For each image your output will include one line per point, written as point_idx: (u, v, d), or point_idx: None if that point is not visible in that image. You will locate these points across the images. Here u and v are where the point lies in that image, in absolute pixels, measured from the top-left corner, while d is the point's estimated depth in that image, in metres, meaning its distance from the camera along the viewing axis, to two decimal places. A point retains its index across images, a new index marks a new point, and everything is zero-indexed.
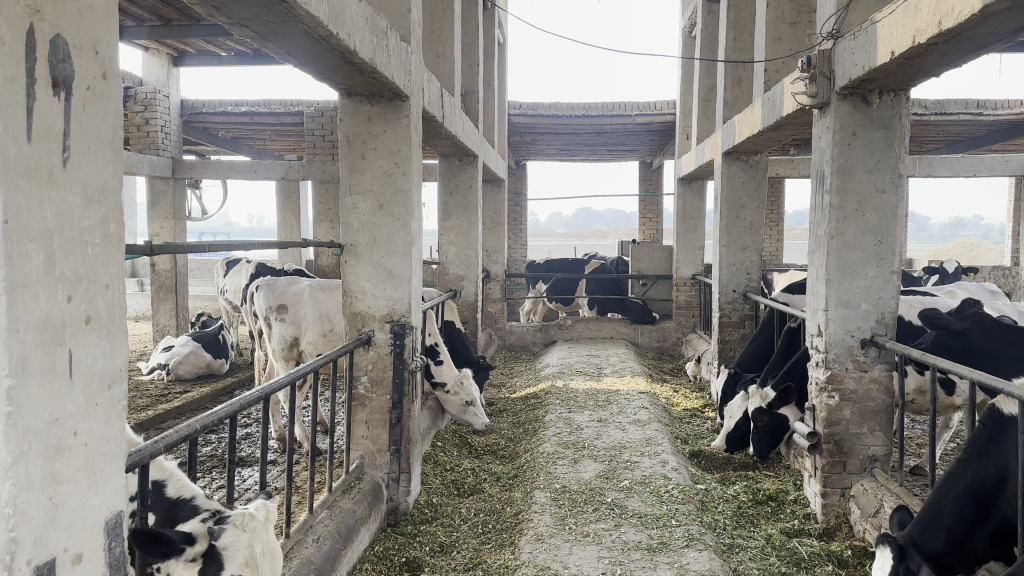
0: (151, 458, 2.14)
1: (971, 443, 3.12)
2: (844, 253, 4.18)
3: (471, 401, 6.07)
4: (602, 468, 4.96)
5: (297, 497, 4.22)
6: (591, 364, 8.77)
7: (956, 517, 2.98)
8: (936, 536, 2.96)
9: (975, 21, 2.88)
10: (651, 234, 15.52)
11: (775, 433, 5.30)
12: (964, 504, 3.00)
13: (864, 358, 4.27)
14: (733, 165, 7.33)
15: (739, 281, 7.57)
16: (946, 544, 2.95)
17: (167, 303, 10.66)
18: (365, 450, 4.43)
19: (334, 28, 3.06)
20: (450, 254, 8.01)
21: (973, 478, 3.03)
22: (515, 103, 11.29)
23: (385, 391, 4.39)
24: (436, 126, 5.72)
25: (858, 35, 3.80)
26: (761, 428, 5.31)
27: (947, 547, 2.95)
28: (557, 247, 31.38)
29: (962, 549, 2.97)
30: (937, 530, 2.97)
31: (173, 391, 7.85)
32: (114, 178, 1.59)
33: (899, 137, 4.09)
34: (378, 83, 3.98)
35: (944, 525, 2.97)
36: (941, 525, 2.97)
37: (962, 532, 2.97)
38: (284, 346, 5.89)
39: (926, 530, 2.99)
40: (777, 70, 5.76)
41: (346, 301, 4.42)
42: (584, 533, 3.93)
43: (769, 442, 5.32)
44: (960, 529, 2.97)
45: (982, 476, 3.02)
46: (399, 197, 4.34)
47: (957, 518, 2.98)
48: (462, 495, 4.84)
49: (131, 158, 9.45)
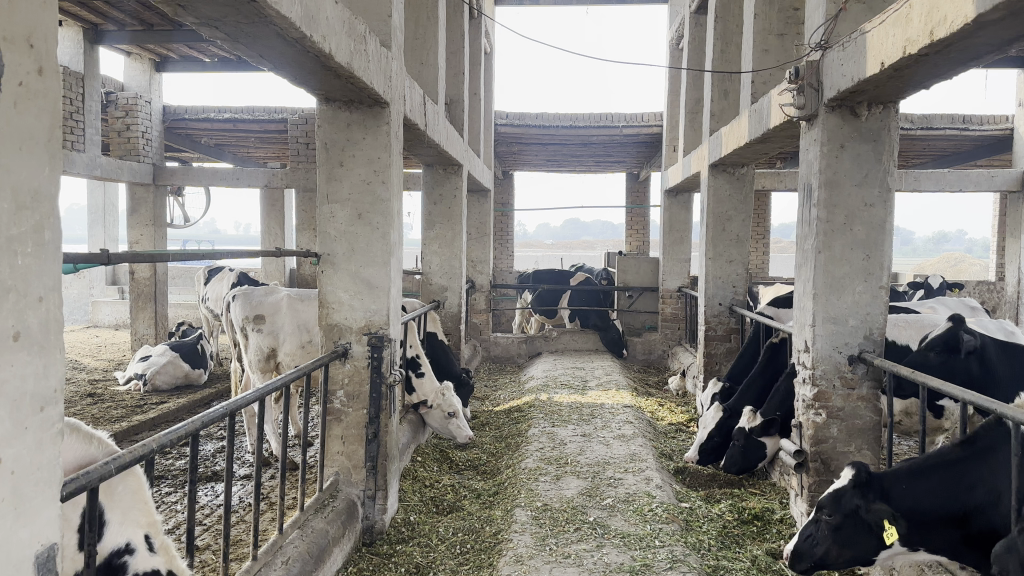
0: (100, 482, 2.00)
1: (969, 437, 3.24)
2: (832, 267, 4.10)
3: (453, 413, 5.90)
4: (585, 484, 4.85)
5: (269, 514, 4.07)
6: (576, 376, 8.67)
7: (922, 490, 3.26)
8: (899, 491, 3.30)
9: (967, 31, 2.80)
10: (637, 245, 15.46)
11: (747, 454, 5.30)
12: (942, 490, 3.22)
13: (852, 375, 4.18)
14: (719, 177, 7.27)
15: (725, 294, 7.48)
16: (904, 505, 3.28)
17: (145, 311, 10.47)
18: (340, 467, 4.30)
19: (308, 31, 2.95)
20: (434, 264, 7.87)
21: (961, 473, 3.18)
22: (501, 113, 11.22)
23: (361, 405, 4.26)
24: (419, 134, 5.62)
25: (847, 46, 3.73)
26: (736, 447, 5.32)
27: (903, 508, 3.28)
28: (544, 258, 31.29)
29: (916, 521, 3.26)
30: (904, 487, 3.29)
31: (148, 402, 7.66)
32: (48, 182, 1.47)
33: (888, 150, 4.02)
34: (357, 89, 3.87)
35: (912, 485, 3.28)
36: (910, 486, 3.28)
37: (923, 507, 3.24)
38: (261, 357, 5.74)
39: (895, 482, 3.33)
40: (764, 81, 5.68)
41: (323, 313, 4.28)
42: (564, 554, 3.80)
43: (740, 462, 5.33)
44: (921, 504, 3.25)
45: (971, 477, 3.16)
46: (378, 206, 4.22)
47: (924, 491, 3.25)
48: (440, 513, 4.70)
49: (111, 165, 9.28)
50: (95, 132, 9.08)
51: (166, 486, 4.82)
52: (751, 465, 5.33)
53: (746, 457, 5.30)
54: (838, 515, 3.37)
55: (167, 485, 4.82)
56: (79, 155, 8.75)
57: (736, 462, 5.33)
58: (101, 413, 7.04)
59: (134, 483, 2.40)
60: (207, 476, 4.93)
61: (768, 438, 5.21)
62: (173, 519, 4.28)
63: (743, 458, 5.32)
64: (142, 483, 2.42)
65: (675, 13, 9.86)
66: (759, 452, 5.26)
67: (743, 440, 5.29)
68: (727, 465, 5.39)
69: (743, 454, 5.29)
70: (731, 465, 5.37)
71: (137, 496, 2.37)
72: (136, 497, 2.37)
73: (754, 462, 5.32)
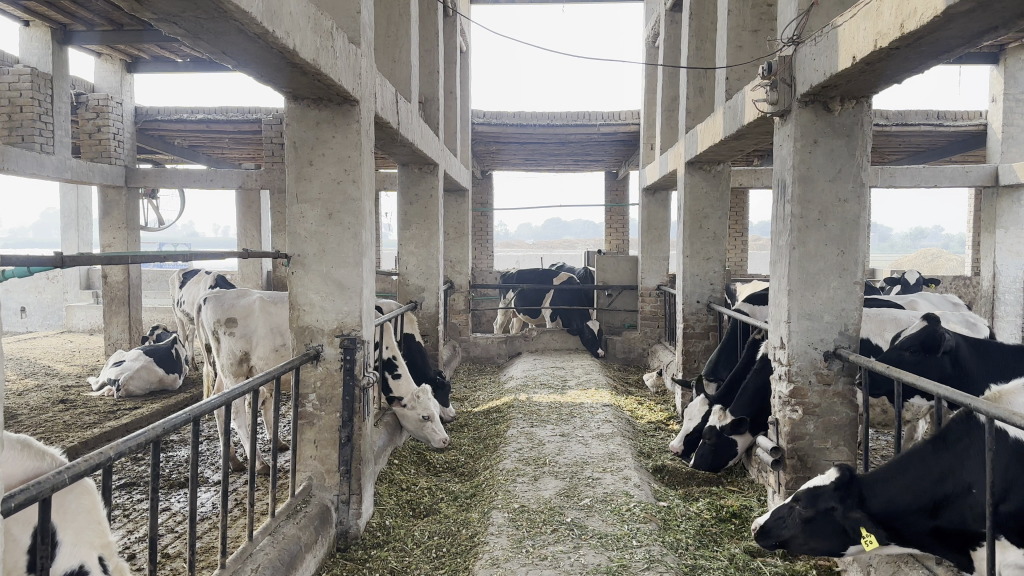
0: (52, 492, 1.92)
1: (939, 433, 3.25)
2: (806, 263, 4.08)
3: (429, 417, 5.85)
4: (562, 485, 4.81)
5: (239, 521, 3.99)
6: (556, 375, 8.64)
7: (895, 487, 3.26)
8: (873, 487, 3.29)
9: (937, 24, 2.79)
10: (617, 244, 15.46)
11: (718, 454, 5.30)
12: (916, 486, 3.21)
13: (828, 371, 4.16)
14: (696, 175, 7.26)
15: (703, 292, 7.46)
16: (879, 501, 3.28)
17: (119, 316, 10.30)
18: (313, 471, 4.23)
19: (271, 26, 2.89)
20: (411, 265, 7.81)
21: (936, 468, 3.17)
22: (478, 113, 11.16)
23: (334, 408, 4.20)
24: (392, 133, 5.54)
25: (818, 41, 3.72)
26: (706, 445, 5.30)
27: (877, 506, 3.28)
28: (525, 257, 31.25)
29: (890, 517, 3.26)
30: (879, 484, 3.30)
31: (122, 407, 7.54)
32: None
33: (860, 145, 4.02)
34: (324, 86, 3.80)
35: (885, 483, 3.29)
36: (885, 483, 3.29)
37: (896, 503, 3.23)
38: (233, 361, 5.65)
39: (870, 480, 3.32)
40: (738, 78, 5.67)
41: (293, 315, 4.21)
42: (541, 557, 3.76)
43: (711, 461, 5.32)
44: (893, 499, 3.25)
45: (949, 472, 3.14)
46: (349, 205, 4.16)
47: (896, 487, 3.25)
48: (417, 516, 4.65)
49: (82, 167, 9.13)
50: (65, 133, 8.90)
51: (136, 493, 4.73)
52: (719, 465, 5.32)
53: (716, 457, 5.29)
54: (814, 511, 3.44)
55: (136, 493, 4.73)
56: (49, 157, 8.57)
57: (708, 460, 5.30)
58: (72, 419, 6.91)
59: (89, 501, 2.30)
60: (178, 482, 4.85)
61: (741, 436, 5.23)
62: (142, 527, 4.20)
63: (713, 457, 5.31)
64: (96, 500, 2.31)
65: (651, 11, 9.86)
66: (730, 450, 5.27)
67: (716, 440, 5.27)
68: (697, 462, 5.36)
69: (714, 452, 5.28)
70: (702, 463, 5.34)
71: (91, 516, 2.26)
72: (90, 516, 2.26)
73: (722, 464, 5.32)
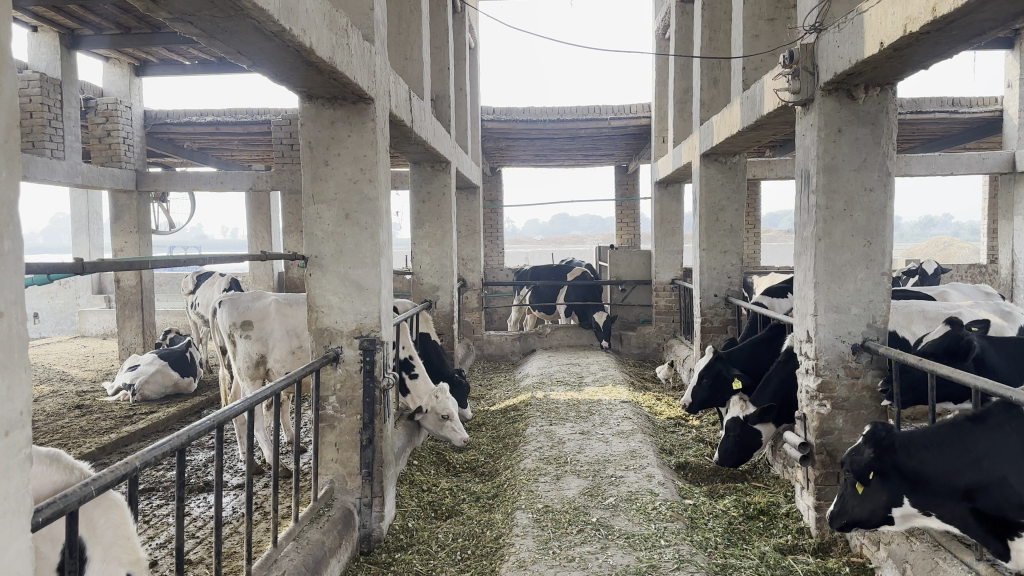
0: (80, 504, 1.89)
1: (978, 413, 3.18)
2: (832, 254, 4.01)
3: (448, 416, 5.77)
4: (585, 484, 4.74)
5: (263, 524, 3.96)
6: (572, 372, 8.58)
7: (928, 458, 3.22)
8: (911, 456, 3.26)
9: (971, 7, 2.71)
10: (628, 238, 15.36)
11: (743, 444, 5.22)
12: (960, 467, 3.15)
13: (856, 364, 4.09)
14: (711, 167, 7.18)
15: (720, 286, 7.39)
16: (915, 470, 3.25)
17: (133, 320, 10.29)
18: (335, 474, 4.19)
19: (287, 24, 2.83)
20: (425, 263, 7.75)
21: (983, 453, 3.08)
22: (487, 109, 11.09)
23: (355, 411, 4.15)
24: (405, 131, 5.49)
25: (842, 28, 3.64)
26: (731, 438, 5.20)
27: (908, 471, 3.27)
28: (534, 253, 31.22)
29: (921, 486, 3.24)
30: (914, 450, 3.26)
31: (138, 412, 7.52)
32: (4, 188, 1.41)
33: (886, 133, 3.93)
34: (340, 85, 3.74)
35: (921, 451, 3.24)
36: (920, 451, 3.24)
37: (929, 474, 3.21)
38: (250, 364, 5.61)
39: (909, 446, 3.28)
40: (755, 67, 5.59)
41: (312, 317, 4.15)
42: (568, 558, 3.69)
43: (735, 453, 5.23)
44: (927, 469, 3.22)
45: (995, 457, 3.06)
46: (365, 204, 4.10)
47: (931, 457, 3.22)
48: (439, 518, 4.61)
49: (93, 172, 9.11)
50: (75, 138, 8.87)
51: (155, 499, 4.71)
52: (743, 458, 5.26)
53: (741, 450, 5.20)
54: (850, 468, 3.43)
55: (157, 498, 4.71)
56: (59, 163, 8.55)
57: (733, 453, 5.22)
58: (90, 424, 6.89)
59: (118, 516, 2.24)
60: (197, 487, 4.82)
61: (766, 427, 5.16)
62: (163, 533, 4.17)
63: (737, 447, 5.23)
64: (126, 516, 2.25)
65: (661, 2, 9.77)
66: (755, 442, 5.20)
67: (740, 431, 5.18)
68: (721, 455, 5.28)
69: (739, 444, 5.20)
70: (725, 457, 5.26)
71: (120, 532, 2.19)
72: (119, 531, 2.20)
73: (747, 455, 5.24)
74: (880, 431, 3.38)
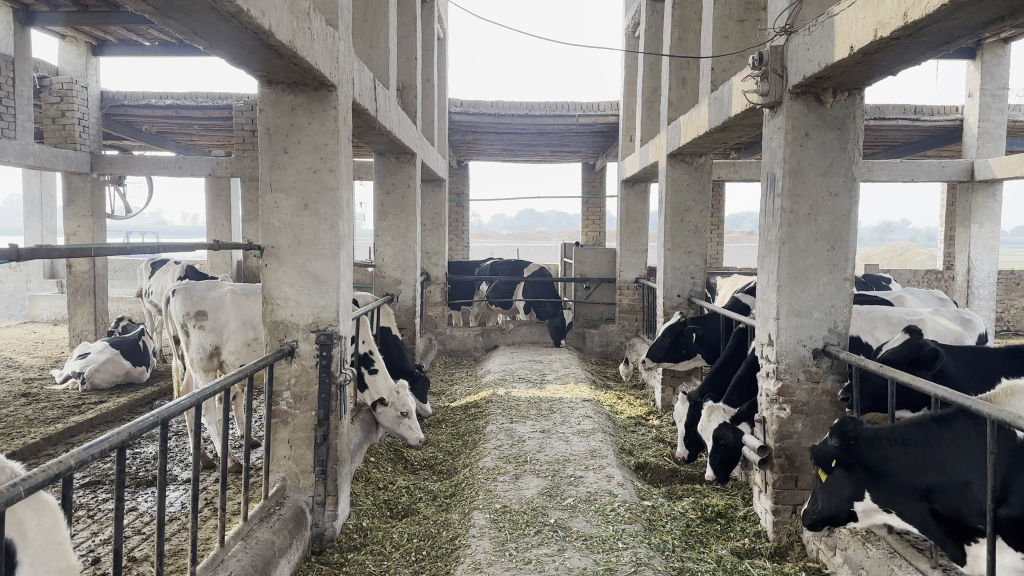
0: (6, 507, 1.76)
1: (944, 415, 3.16)
2: (796, 258, 3.99)
3: (407, 413, 5.66)
4: (544, 484, 4.69)
5: (211, 521, 3.84)
6: (533, 369, 8.52)
7: (893, 457, 3.22)
8: (876, 455, 3.27)
9: (943, 13, 2.69)
10: (593, 236, 15.34)
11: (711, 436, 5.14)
12: (923, 470, 3.14)
13: (816, 369, 4.10)
14: (677, 167, 7.15)
15: (683, 286, 7.39)
16: (874, 466, 3.27)
17: (84, 306, 9.98)
18: (287, 472, 4.06)
19: (245, 5, 2.72)
20: (387, 256, 7.62)
21: (948, 457, 3.08)
22: (455, 102, 10.97)
23: (309, 407, 4.03)
24: (369, 120, 5.37)
25: (813, 31, 3.62)
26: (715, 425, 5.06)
27: (872, 469, 3.28)
28: (499, 249, 31.08)
29: (883, 484, 3.25)
30: (881, 446, 3.27)
31: (87, 402, 7.27)
32: None
33: (852, 138, 3.93)
34: (301, 70, 3.62)
35: (888, 447, 3.25)
36: (886, 448, 3.24)
37: (891, 473, 3.21)
38: (203, 356, 5.44)
39: (875, 442, 3.29)
40: (724, 69, 5.58)
41: (267, 309, 4.02)
42: (525, 560, 3.64)
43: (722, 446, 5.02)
44: (888, 467, 3.23)
45: (957, 462, 3.05)
46: (325, 195, 3.99)
47: (897, 457, 3.21)
48: (394, 518, 4.51)
49: (45, 153, 8.78)
50: (26, 116, 8.52)
51: (99, 493, 4.53)
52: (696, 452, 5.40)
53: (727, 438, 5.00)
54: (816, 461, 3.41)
55: (101, 492, 4.54)
56: (9, 142, 8.20)
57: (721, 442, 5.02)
58: (35, 414, 6.63)
59: (51, 519, 2.12)
60: (144, 482, 4.65)
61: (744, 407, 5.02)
62: (104, 530, 4.00)
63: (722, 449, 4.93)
64: (59, 519, 2.12)
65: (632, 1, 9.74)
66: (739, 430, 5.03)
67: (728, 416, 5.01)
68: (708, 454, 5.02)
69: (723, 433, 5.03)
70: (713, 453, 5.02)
71: (51, 535, 2.07)
72: (50, 536, 2.07)
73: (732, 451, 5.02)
74: (848, 424, 3.41)
